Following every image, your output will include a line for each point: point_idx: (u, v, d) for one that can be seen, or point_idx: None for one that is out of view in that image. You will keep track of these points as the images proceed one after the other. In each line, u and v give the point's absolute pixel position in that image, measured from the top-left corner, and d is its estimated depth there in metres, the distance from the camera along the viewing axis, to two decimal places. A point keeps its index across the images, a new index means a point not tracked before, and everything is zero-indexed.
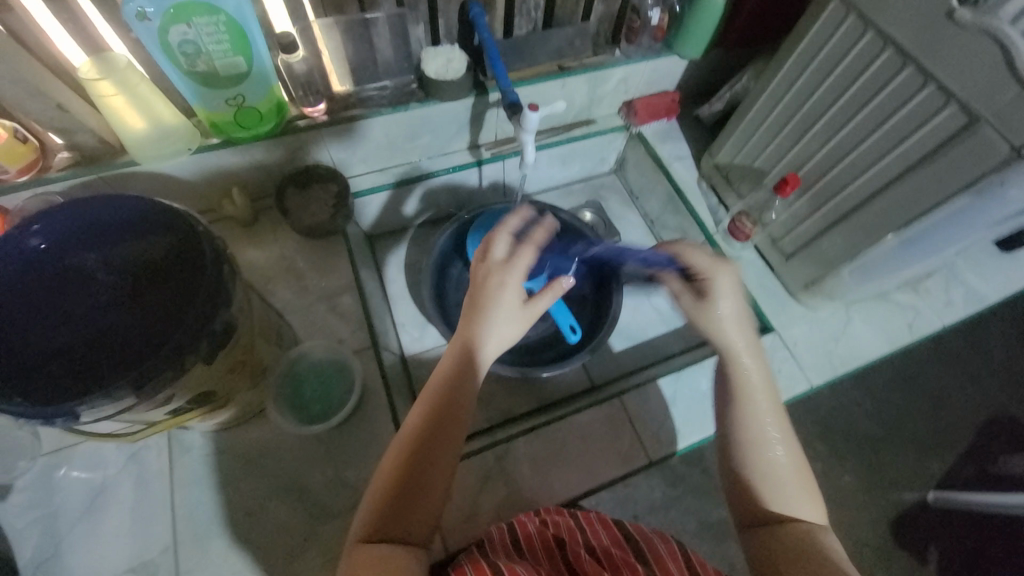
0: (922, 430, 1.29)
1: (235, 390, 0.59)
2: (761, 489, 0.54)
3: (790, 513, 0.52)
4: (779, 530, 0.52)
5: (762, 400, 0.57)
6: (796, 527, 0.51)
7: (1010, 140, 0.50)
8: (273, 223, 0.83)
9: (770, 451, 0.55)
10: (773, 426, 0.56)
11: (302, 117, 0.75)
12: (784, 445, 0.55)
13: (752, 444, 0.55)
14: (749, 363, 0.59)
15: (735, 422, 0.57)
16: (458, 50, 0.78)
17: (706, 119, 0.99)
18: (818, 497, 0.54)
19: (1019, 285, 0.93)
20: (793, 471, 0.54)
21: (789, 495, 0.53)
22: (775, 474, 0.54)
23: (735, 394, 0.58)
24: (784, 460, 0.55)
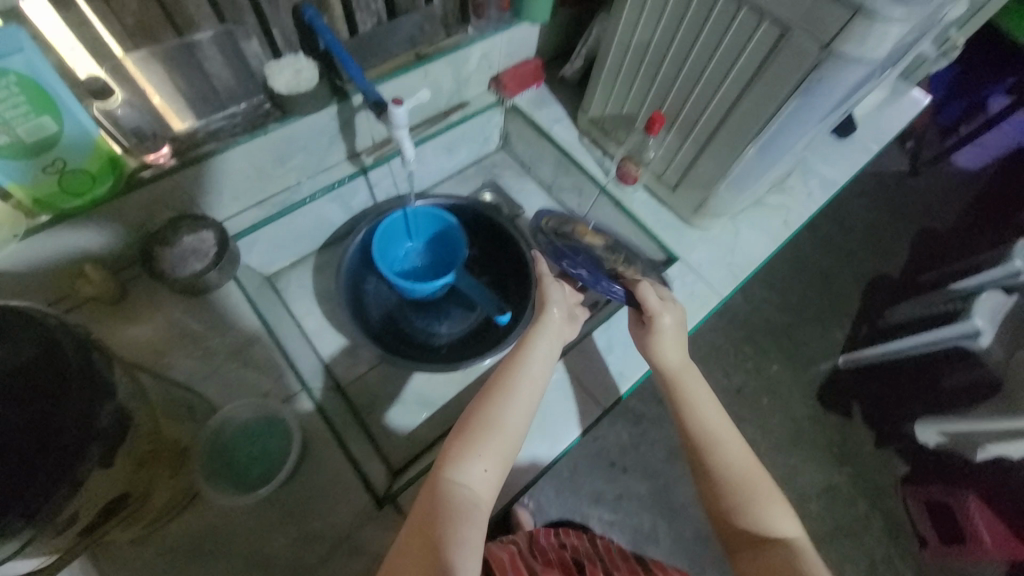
0: (823, 307, 1.55)
1: (156, 480, 0.53)
2: (738, 505, 0.64)
3: (765, 528, 0.62)
4: (763, 552, 0.60)
5: (712, 415, 0.68)
6: (780, 545, 0.61)
7: (820, 37, 0.57)
8: (149, 289, 0.74)
9: (729, 457, 0.66)
10: (728, 436, 0.68)
11: (144, 167, 0.67)
12: (738, 451, 0.67)
13: (710, 450, 0.66)
14: (692, 388, 0.70)
15: (695, 436, 0.68)
16: (305, 59, 0.73)
17: (572, 78, 1.04)
18: (795, 518, 0.64)
19: (859, 164, 1.07)
20: (751, 476, 0.65)
21: (756, 502, 0.64)
22: (740, 479, 0.65)
23: (684, 412, 0.69)
24: (739, 463, 0.66)
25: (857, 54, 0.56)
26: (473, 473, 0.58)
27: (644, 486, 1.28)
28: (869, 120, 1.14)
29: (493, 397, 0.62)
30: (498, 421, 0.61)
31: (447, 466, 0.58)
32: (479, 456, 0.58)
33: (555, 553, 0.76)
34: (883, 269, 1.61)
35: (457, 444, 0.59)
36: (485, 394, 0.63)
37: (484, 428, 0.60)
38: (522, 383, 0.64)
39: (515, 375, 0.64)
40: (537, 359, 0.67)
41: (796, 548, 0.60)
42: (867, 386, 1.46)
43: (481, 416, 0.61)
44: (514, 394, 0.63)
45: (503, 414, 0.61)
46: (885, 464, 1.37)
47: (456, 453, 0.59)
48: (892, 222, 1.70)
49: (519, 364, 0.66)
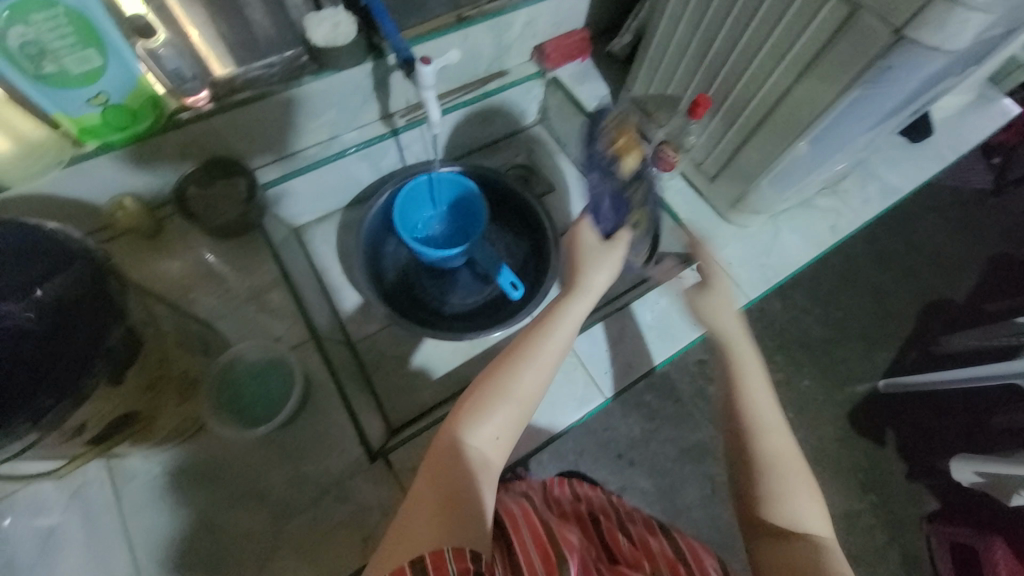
0: (868, 325, 1.45)
1: (164, 406, 0.56)
2: (770, 494, 0.59)
3: (791, 521, 0.58)
4: (784, 542, 0.56)
5: (759, 393, 0.64)
6: (803, 540, 0.56)
7: (891, 22, 0.51)
8: (181, 227, 0.77)
9: (774, 446, 0.61)
10: (776, 427, 0.62)
11: (183, 108, 0.70)
12: (782, 443, 0.61)
13: (754, 428, 0.62)
14: (753, 372, 0.66)
15: (743, 418, 0.63)
16: (345, 12, 0.73)
17: (619, 54, 0.98)
18: (826, 518, 0.59)
19: (928, 173, 0.97)
20: (790, 462, 0.60)
21: (789, 495, 0.59)
22: (778, 470, 0.60)
23: (739, 393, 0.64)
24: (780, 447, 0.61)
25: (932, 44, 0.50)
26: (484, 437, 0.56)
27: (648, 482, 1.26)
28: (950, 124, 1.03)
29: (512, 362, 0.60)
30: (515, 387, 0.58)
31: (459, 426, 0.56)
32: (492, 421, 0.56)
33: (570, 507, 0.72)
34: (944, 291, 1.48)
35: (470, 407, 0.57)
36: (502, 359, 0.61)
37: (501, 393, 0.57)
38: (545, 350, 0.62)
39: (538, 341, 0.62)
40: (562, 328, 0.64)
41: (822, 546, 0.55)
42: (905, 415, 1.36)
43: (498, 380, 0.58)
44: (534, 359, 0.60)
45: (521, 380, 0.59)
46: (912, 499, 1.29)
47: (470, 415, 0.56)
48: (964, 242, 1.55)
49: (543, 331, 0.63)
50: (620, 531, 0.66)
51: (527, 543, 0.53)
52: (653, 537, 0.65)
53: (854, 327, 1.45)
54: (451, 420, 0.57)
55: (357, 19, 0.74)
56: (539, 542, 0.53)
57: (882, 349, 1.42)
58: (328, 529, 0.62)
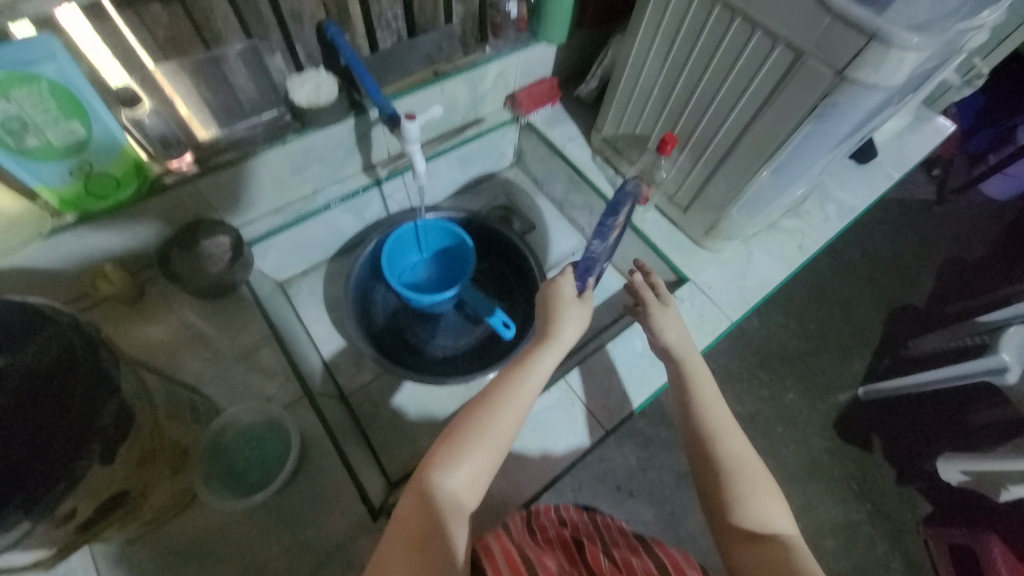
0: (842, 335, 1.51)
1: (156, 479, 0.54)
2: (737, 497, 0.57)
3: (760, 524, 0.56)
4: (755, 547, 0.54)
5: (714, 406, 0.64)
6: (773, 542, 0.54)
7: (834, 63, 0.57)
8: (164, 290, 0.76)
9: (733, 450, 0.61)
10: (731, 429, 0.63)
11: (167, 173, 0.70)
12: (741, 447, 0.61)
13: (715, 439, 0.62)
14: (701, 383, 0.67)
15: (697, 428, 0.63)
16: (326, 74, 0.76)
17: (586, 98, 1.04)
18: (790, 518, 0.58)
19: (878, 191, 1.05)
20: (754, 469, 0.60)
21: (753, 496, 0.57)
22: (740, 472, 0.59)
23: (694, 402, 0.65)
24: (742, 455, 0.61)
25: (871, 80, 0.55)
26: (458, 483, 0.54)
27: (650, 513, 1.25)
28: (890, 146, 1.12)
29: (484, 407, 0.58)
30: (490, 432, 0.57)
31: (433, 470, 0.55)
32: (463, 466, 0.55)
33: (552, 531, 0.67)
34: (906, 298, 1.57)
35: (440, 454, 0.56)
36: (474, 404, 0.59)
37: (474, 438, 0.56)
38: (519, 395, 0.60)
39: (511, 386, 0.60)
40: (538, 371, 0.63)
41: (791, 545, 0.54)
42: (889, 420, 1.40)
43: (471, 426, 0.57)
44: (506, 403, 0.59)
45: (495, 426, 0.57)
46: (906, 504, 1.31)
47: (443, 460, 0.55)
48: (917, 250, 1.66)
49: (519, 374, 0.62)
50: (602, 552, 0.64)
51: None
52: (638, 558, 0.63)
53: (830, 338, 1.51)
54: (426, 463, 0.56)
55: (337, 80, 0.76)
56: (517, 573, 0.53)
57: (858, 357, 1.48)
58: None
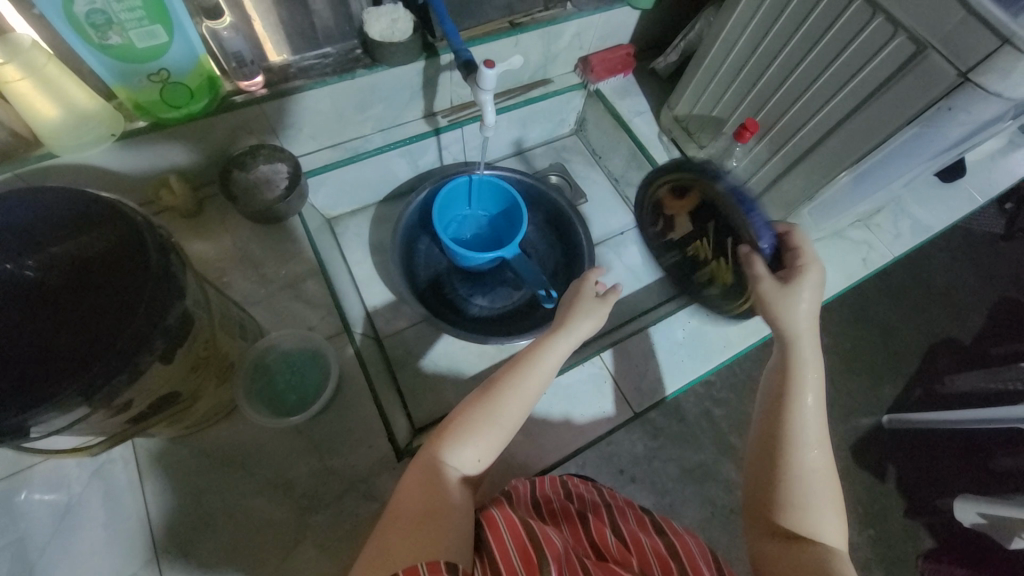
0: (878, 358, 1.46)
1: (204, 387, 0.56)
2: (789, 489, 0.55)
3: (807, 525, 0.53)
4: (793, 543, 0.52)
5: (808, 402, 0.58)
6: (814, 543, 0.52)
7: (959, 63, 0.51)
8: (221, 209, 0.78)
9: (810, 457, 0.55)
10: (816, 437, 0.57)
11: (238, 92, 0.69)
12: (821, 460, 0.56)
13: (793, 432, 0.56)
14: (807, 383, 0.58)
15: (783, 426, 0.57)
16: (404, 10, 0.73)
17: (662, 72, 0.99)
18: (840, 534, 0.55)
19: (958, 214, 0.98)
20: (824, 473, 0.55)
21: (811, 502, 0.54)
22: (809, 483, 0.55)
23: (786, 388, 0.59)
24: (817, 456, 0.56)
25: (995, 89, 0.50)
26: (467, 460, 0.52)
27: (649, 500, 1.25)
28: (977, 167, 1.04)
29: (497, 389, 0.55)
30: (497, 414, 0.54)
31: (440, 444, 0.53)
32: (472, 443, 0.53)
33: (557, 503, 0.66)
34: (955, 331, 1.49)
35: (450, 432, 0.53)
36: (488, 385, 0.56)
37: (481, 419, 0.53)
38: (531, 380, 0.56)
39: (523, 369, 0.56)
40: (551, 358, 0.58)
41: (831, 551, 0.52)
42: (912, 451, 1.36)
43: (481, 409, 0.54)
44: (515, 388, 0.55)
45: (507, 409, 0.54)
46: (911, 536, 1.28)
47: (454, 434, 0.53)
48: (973, 284, 1.57)
49: (532, 359, 0.57)
50: (608, 525, 0.64)
51: (508, 552, 0.50)
52: (645, 534, 0.63)
53: (864, 359, 1.45)
54: (438, 435, 0.54)
55: (413, 18, 0.73)
56: (521, 549, 0.51)
57: (891, 383, 1.43)
58: (351, 525, 0.61)
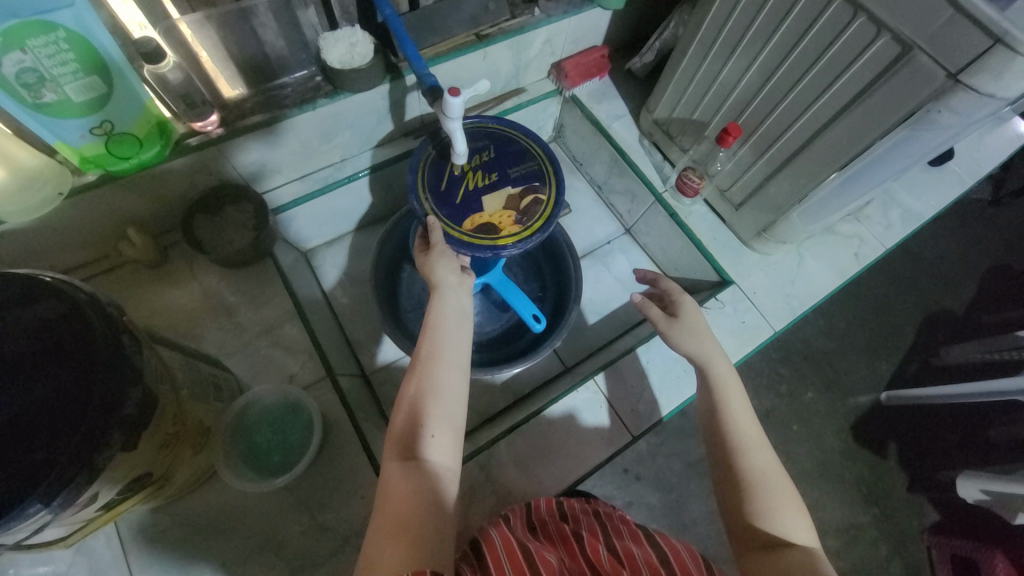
0: (874, 336, 1.45)
1: (179, 461, 0.53)
2: (759, 500, 0.54)
3: (783, 533, 0.52)
4: (775, 553, 0.51)
5: (739, 406, 0.62)
6: (797, 553, 0.50)
7: (949, 64, 0.49)
8: (187, 257, 0.75)
9: (758, 463, 0.57)
10: (760, 445, 0.59)
11: (192, 133, 0.65)
12: (770, 466, 0.57)
13: (742, 443, 0.58)
14: (732, 395, 0.63)
15: (726, 436, 0.59)
16: (362, 33, 0.69)
17: (638, 73, 0.96)
18: (815, 539, 0.53)
19: (949, 198, 0.96)
20: (779, 478, 0.56)
21: (777, 508, 0.54)
22: (767, 488, 0.55)
23: (720, 400, 0.62)
24: (769, 464, 0.57)
25: (988, 91, 0.48)
26: (433, 438, 0.51)
27: (656, 497, 1.24)
28: (965, 147, 1.02)
29: (425, 363, 0.56)
30: (437, 389, 0.54)
31: (402, 443, 0.51)
32: (427, 421, 0.52)
33: (552, 526, 0.63)
34: (949, 304, 1.49)
35: (403, 427, 0.51)
36: (414, 365, 0.56)
37: (424, 398, 0.53)
38: (448, 345, 0.58)
39: (433, 343, 0.57)
40: (455, 323, 0.61)
41: (817, 558, 0.50)
42: (912, 427, 1.36)
43: (418, 385, 0.54)
44: (440, 360, 0.56)
45: (443, 376, 0.55)
46: (914, 511, 1.29)
47: (405, 417, 0.52)
48: (964, 255, 1.56)
49: (439, 327, 0.59)
50: (601, 542, 0.61)
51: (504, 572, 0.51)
52: (639, 546, 0.62)
53: (861, 338, 1.45)
54: (392, 429, 0.52)
55: (372, 40, 0.69)
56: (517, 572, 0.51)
57: (888, 361, 1.42)
58: None
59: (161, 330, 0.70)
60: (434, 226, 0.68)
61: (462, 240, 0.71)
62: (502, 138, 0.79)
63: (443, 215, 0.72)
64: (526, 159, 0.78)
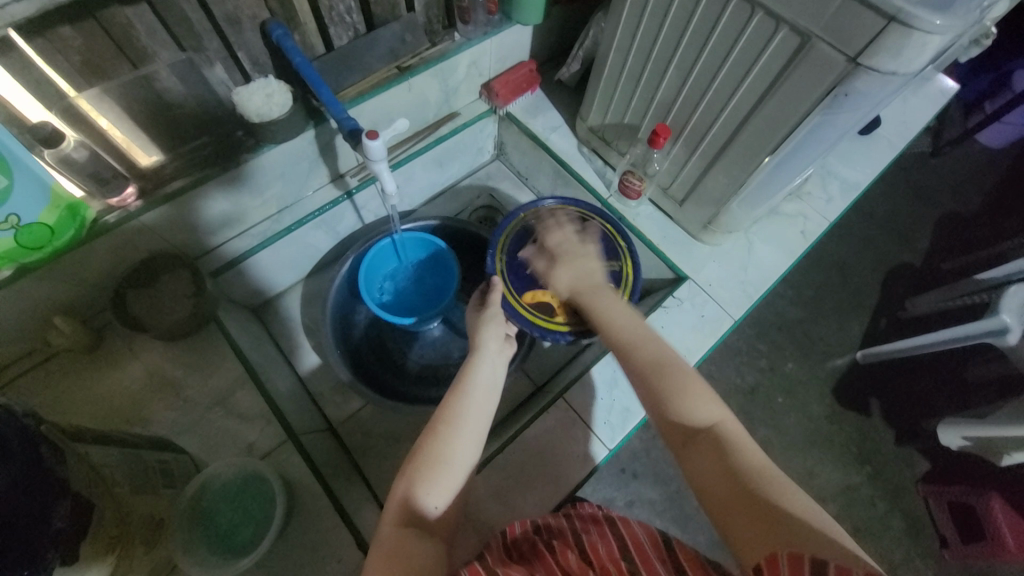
0: (841, 300, 1.48)
1: (132, 562, 0.50)
2: (666, 393, 0.56)
3: (689, 415, 0.54)
4: (692, 444, 0.52)
5: (621, 318, 0.65)
6: (703, 435, 0.52)
7: (848, 48, 0.49)
8: (125, 339, 0.72)
9: (651, 355, 0.60)
10: (652, 342, 0.62)
11: (109, 210, 0.62)
12: (663, 354, 0.60)
13: (630, 349, 0.61)
14: (602, 302, 0.68)
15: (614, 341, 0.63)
16: (278, 83, 0.66)
17: (569, 82, 0.96)
18: (719, 403, 0.54)
19: (883, 164, 0.99)
20: (674, 366, 0.58)
21: (681, 392, 0.55)
22: (663, 372, 0.57)
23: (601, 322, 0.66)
24: (662, 355, 0.60)
25: (890, 68, 0.48)
26: (434, 507, 0.51)
27: (655, 492, 1.23)
28: (893, 110, 1.05)
29: (449, 425, 0.56)
30: (453, 453, 0.53)
31: (405, 499, 0.50)
32: (435, 490, 0.51)
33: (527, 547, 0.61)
34: (907, 258, 1.53)
35: (408, 487, 0.51)
36: (439, 422, 0.56)
37: (438, 460, 0.52)
38: (469, 411, 0.57)
39: (458, 403, 0.57)
40: (479, 383, 0.60)
41: (720, 431, 0.51)
42: (889, 383, 1.40)
43: (439, 448, 0.54)
44: (463, 425, 0.55)
45: (463, 446, 0.54)
46: (905, 464, 1.31)
47: (419, 479, 0.52)
48: (914, 208, 1.61)
49: (460, 392, 0.59)
50: (572, 545, 0.58)
51: None
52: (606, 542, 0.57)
53: (829, 303, 1.48)
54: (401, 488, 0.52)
55: (289, 88, 0.67)
56: None
57: (857, 322, 1.46)
58: None
59: (106, 417, 0.68)
60: (496, 286, 0.71)
61: (517, 309, 0.73)
62: (597, 230, 0.79)
63: (508, 280, 0.76)
64: (610, 256, 0.77)
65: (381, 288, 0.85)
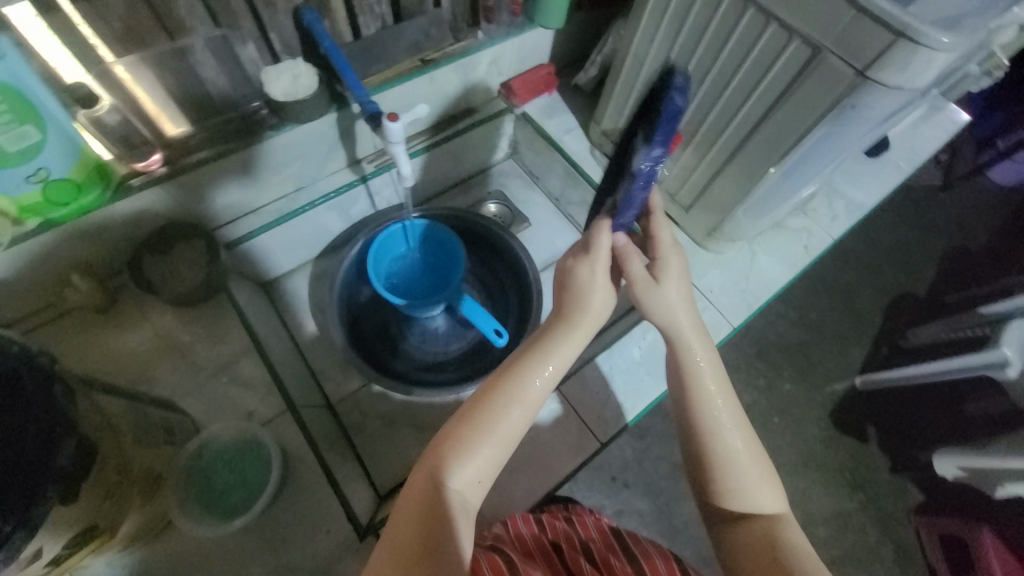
0: (844, 324, 1.49)
1: (126, 508, 0.52)
2: (726, 489, 0.56)
3: (748, 506, 0.55)
4: (740, 527, 0.55)
5: (713, 388, 0.58)
6: (757, 523, 0.54)
7: (857, 61, 0.51)
8: (135, 300, 0.74)
9: (733, 442, 0.56)
10: (735, 424, 0.57)
11: (134, 174, 0.65)
12: (743, 436, 0.57)
13: (715, 432, 0.56)
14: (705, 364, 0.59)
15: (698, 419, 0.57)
16: (305, 65, 0.69)
17: (586, 86, 0.99)
18: (777, 492, 0.57)
19: (888, 186, 1.00)
20: (751, 457, 0.56)
21: (744, 485, 0.55)
22: (735, 461, 0.56)
23: (695, 394, 0.58)
24: (742, 444, 0.57)
25: (897, 82, 0.50)
26: (469, 477, 0.50)
27: (646, 502, 1.23)
28: (903, 135, 1.06)
29: (499, 393, 0.52)
30: (501, 424, 0.51)
31: (444, 460, 0.50)
32: (474, 457, 0.50)
33: (532, 541, 0.64)
34: (911, 287, 1.53)
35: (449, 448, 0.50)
36: (489, 387, 0.53)
37: (486, 426, 0.51)
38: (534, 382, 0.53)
39: (529, 367, 0.54)
40: (555, 353, 0.55)
41: (776, 526, 0.54)
42: (888, 410, 1.39)
43: (484, 419, 0.51)
44: (522, 394, 0.52)
45: (510, 416, 0.52)
46: (898, 493, 1.30)
47: (455, 447, 0.50)
48: (922, 239, 1.61)
49: (534, 355, 0.55)
50: (581, 554, 0.62)
51: None
52: (617, 558, 0.61)
53: (831, 326, 1.49)
54: (437, 447, 0.51)
55: (317, 71, 0.69)
56: None
57: (858, 347, 1.46)
58: None
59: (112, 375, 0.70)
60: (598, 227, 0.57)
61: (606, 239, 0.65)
62: None
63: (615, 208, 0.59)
64: None
65: (388, 271, 0.86)
